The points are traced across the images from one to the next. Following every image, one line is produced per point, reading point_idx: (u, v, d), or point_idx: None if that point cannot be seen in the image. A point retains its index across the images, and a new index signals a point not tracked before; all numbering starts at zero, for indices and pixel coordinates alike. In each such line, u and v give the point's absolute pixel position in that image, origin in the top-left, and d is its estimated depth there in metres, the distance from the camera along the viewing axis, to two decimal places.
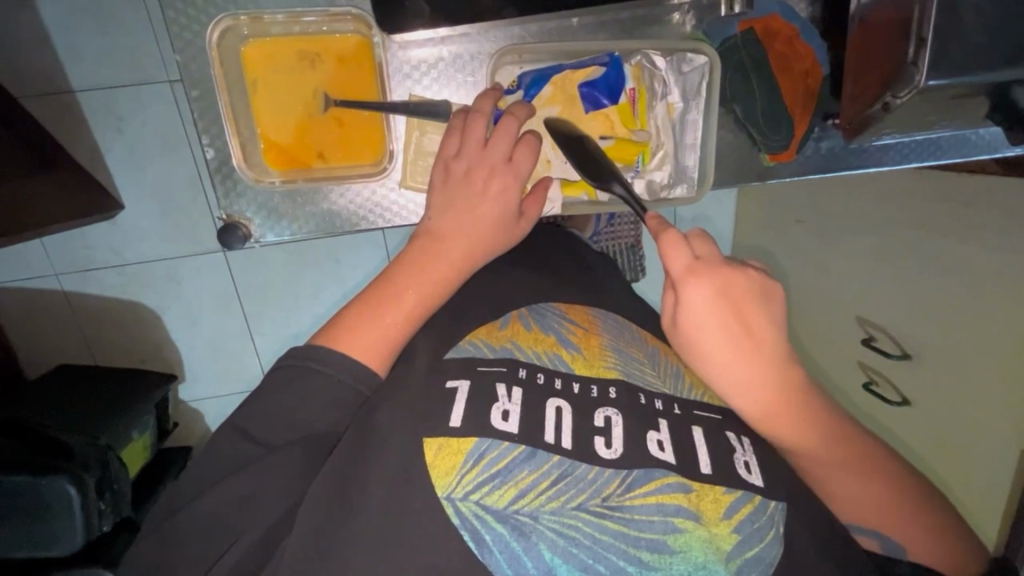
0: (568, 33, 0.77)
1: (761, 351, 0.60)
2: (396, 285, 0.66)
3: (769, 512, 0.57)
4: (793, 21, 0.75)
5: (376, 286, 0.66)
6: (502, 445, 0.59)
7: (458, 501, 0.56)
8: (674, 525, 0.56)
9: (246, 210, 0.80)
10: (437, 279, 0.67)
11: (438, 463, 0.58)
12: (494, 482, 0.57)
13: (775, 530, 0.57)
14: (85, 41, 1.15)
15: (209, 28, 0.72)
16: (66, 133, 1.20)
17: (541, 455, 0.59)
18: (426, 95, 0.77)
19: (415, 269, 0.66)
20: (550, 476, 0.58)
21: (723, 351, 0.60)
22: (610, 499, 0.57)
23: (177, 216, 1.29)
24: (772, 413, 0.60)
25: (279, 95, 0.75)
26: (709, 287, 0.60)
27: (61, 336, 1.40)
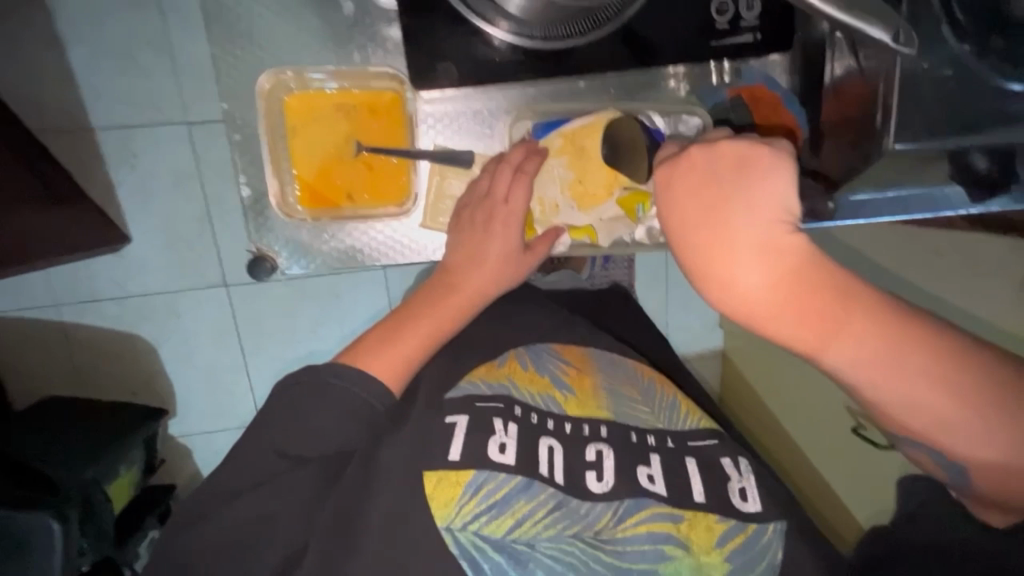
0: (577, 93, 0.82)
1: (757, 240, 0.49)
2: (412, 316, 0.70)
3: (764, 542, 0.60)
4: (777, 89, 0.81)
5: (397, 318, 0.70)
6: (500, 476, 0.61)
7: (458, 531, 0.59)
8: (664, 552, 0.58)
9: (275, 244, 0.84)
10: (454, 311, 0.71)
11: (439, 494, 0.60)
12: (491, 513, 0.60)
13: (769, 561, 0.59)
14: (109, 85, 1.22)
15: (262, 77, 0.77)
16: (81, 168, 1.25)
17: (536, 487, 0.61)
18: (447, 143, 0.83)
19: (432, 303, 0.71)
20: (545, 506, 0.60)
21: (730, 264, 0.50)
22: (603, 532, 0.59)
23: (181, 249, 1.33)
24: (791, 321, 0.49)
25: (315, 143, 0.81)
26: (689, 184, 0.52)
27: (51, 366, 1.40)
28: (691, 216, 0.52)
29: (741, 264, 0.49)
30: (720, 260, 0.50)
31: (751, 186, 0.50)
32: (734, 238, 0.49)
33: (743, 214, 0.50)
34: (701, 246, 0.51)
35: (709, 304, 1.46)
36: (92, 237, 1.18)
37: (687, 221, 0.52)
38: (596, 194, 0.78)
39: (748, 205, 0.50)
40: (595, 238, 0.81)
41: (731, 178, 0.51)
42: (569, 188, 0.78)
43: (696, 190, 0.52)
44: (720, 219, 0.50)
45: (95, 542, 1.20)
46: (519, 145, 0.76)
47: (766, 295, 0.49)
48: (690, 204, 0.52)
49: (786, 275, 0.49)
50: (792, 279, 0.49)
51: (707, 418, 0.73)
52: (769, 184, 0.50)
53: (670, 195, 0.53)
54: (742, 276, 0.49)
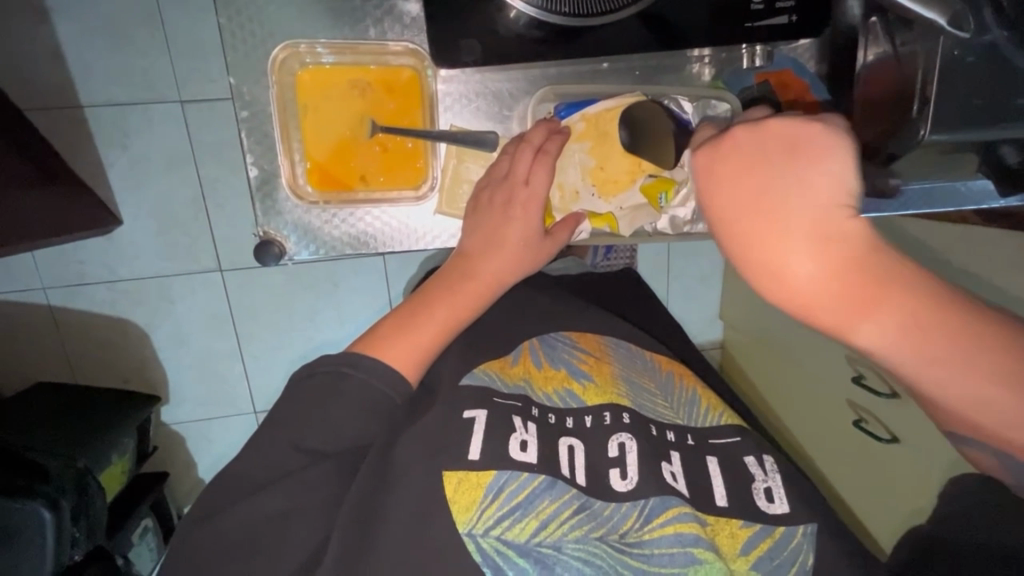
0: (600, 76, 0.80)
1: (815, 225, 0.43)
2: (427, 302, 0.66)
3: (794, 545, 0.57)
4: (804, 74, 0.77)
5: (411, 305, 0.66)
6: (522, 477, 0.59)
7: (479, 537, 0.56)
8: (694, 557, 0.55)
9: (283, 228, 0.80)
10: (469, 299, 0.67)
11: (458, 497, 0.58)
12: (514, 515, 0.58)
13: (800, 565, 0.56)
14: (99, 59, 1.16)
15: (281, 47, 0.73)
16: (70, 147, 1.20)
17: (561, 485, 0.59)
18: (464, 124, 0.79)
19: (446, 289, 0.67)
20: (570, 507, 0.58)
21: (781, 253, 0.43)
22: (628, 535, 0.57)
23: (175, 233, 1.29)
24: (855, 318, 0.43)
25: (329, 121, 0.77)
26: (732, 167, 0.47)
27: (39, 352, 1.35)
28: (735, 203, 0.46)
29: (795, 252, 0.43)
30: (769, 248, 0.44)
31: (803, 167, 0.45)
32: (791, 224, 0.43)
33: (800, 199, 0.44)
34: (745, 234, 0.45)
35: (713, 297, 1.44)
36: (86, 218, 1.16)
37: (734, 208, 0.46)
38: (618, 179, 0.76)
39: (803, 188, 0.44)
40: (616, 228, 0.78)
41: (783, 159, 0.45)
42: (591, 174, 0.76)
43: (742, 174, 0.46)
44: (770, 204, 0.44)
45: (88, 532, 1.16)
46: (541, 124, 0.73)
47: (823, 288, 0.43)
48: (739, 187, 0.46)
49: (852, 266, 0.42)
50: (858, 271, 0.42)
51: (731, 414, 0.71)
52: (823, 166, 0.45)
53: (718, 176, 0.47)
54: (794, 266, 0.43)
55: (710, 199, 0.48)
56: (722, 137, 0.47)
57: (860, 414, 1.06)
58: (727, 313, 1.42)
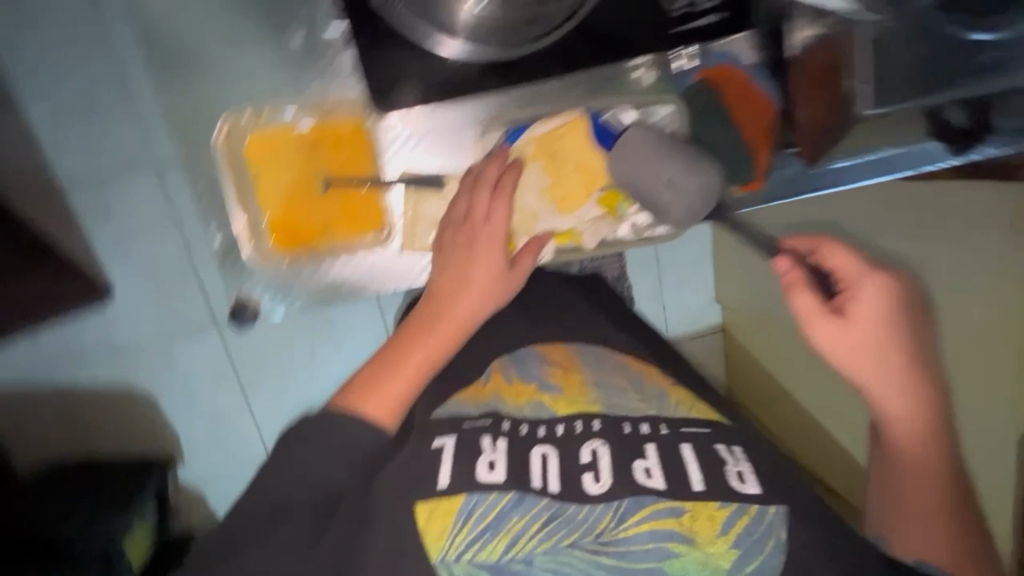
0: (541, 98, 0.80)
1: (906, 357, 0.65)
2: (398, 348, 0.68)
3: (768, 520, 0.54)
4: (741, 66, 0.80)
5: (385, 356, 0.68)
6: (488, 498, 0.57)
7: (453, 563, 0.54)
8: (669, 551, 0.53)
9: (256, 288, 0.84)
10: (439, 342, 0.68)
11: (429, 527, 0.56)
12: (484, 537, 0.55)
13: (776, 538, 0.53)
14: (73, 136, 1.16)
15: (221, 124, 0.76)
16: (55, 226, 1.20)
17: (529, 499, 0.57)
18: (422, 168, 0.80)
19: (418, 333, 0.68)
20: (540, 519, 0.55)
21: (878, 359, 0.66)
22: (603, 535, 0.54)
23: (170, 297, 1.29)
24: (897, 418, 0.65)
25: (282, 184, 0.79)
26: (885, 294, 0.66)
27: (52, 432, 1.35)
28: (874, 314, 0.66)
29: (896, 364, 0.65)
30: (876, 350, 0.66)
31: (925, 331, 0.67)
32: (894, 345, 0.65)
33: (909, 335, 0.66)
34: (874, 339, 0.66)
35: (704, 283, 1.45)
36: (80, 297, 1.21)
37: (872, 320, 0.66)
38: (574, 194, 0.77)
39: (913, 332, 0.66)
40: (581, 242, 0.79)
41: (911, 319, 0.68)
42: (546, 194, 0.77)
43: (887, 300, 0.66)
44: (893, 331, 0.66)
45: None
46: (492, 159, 0.75)
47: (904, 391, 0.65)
48: (881, 308, 0.66)
49: (913, 394, 0.65)
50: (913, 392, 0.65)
51: (702, 406, 0.70)
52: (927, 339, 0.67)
53: (859, 297, 0.67)
54: (893, 371, 0.65)
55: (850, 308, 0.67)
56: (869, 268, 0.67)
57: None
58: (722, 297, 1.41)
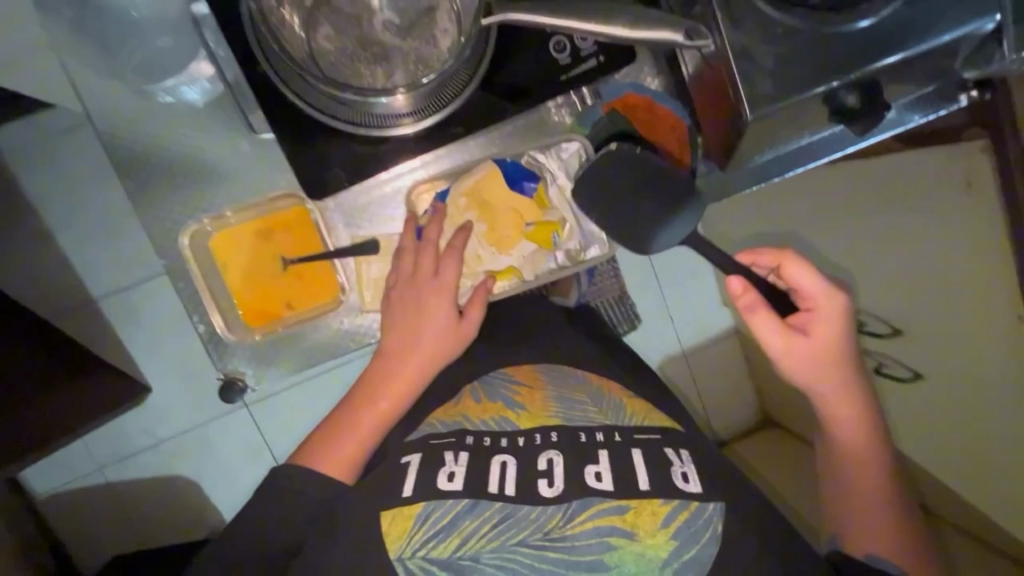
0: (468, 153, 0.89)
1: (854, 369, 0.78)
2: (358, 404, 0.74)
3: (707, 515, 0.57)
4: (645, 92, 0.86)
5: (344, 415, 0.74)
6: (445, 502, 0.58)
7: (406, 560, 0.56)
8: (610, 544, 0.54)
9: (243, 364, 0.92)
10: (391, 397, 0.74)
11: (390, 529, 0.58)
12: (438, 536, 0.57)
13: (713, 531, 0.56)
14: (98, 257, 1.32)
15: (183, 233, 0.87)
16: (89, 337, 1.33)
17: (483, 503, 0.58)
18: (366, 234, 0.90)
19: (374, 389, 0.74)
20: (491, 522, 0.57)
21: (835, 369, 0.78)
22: (552, 531, 0.56)
23: (196, 386, 1.39)
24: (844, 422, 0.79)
25: (245, 272, 0.89)
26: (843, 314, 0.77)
27: (104, 530, 1.43)
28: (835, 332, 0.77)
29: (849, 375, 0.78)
30: (833, 364, 0.78)
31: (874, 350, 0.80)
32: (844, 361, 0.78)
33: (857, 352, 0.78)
34: (833, 352, 0.77)
35: None
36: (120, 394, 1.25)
37: (828, 338, 0.77)
38: (508, 235, 0.83)
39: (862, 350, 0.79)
40: (522, 277, 0.85)
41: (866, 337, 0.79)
42: (483, 237, 0.84)
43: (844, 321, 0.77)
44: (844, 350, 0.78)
45: None
46: (433, 217, 0.81)
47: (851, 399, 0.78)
48: (834, 329, 0.77)
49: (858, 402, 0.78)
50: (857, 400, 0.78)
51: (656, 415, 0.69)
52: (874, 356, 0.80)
53: (819, 318, 0.77)
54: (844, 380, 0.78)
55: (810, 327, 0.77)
56: (830, 289, 0.76)
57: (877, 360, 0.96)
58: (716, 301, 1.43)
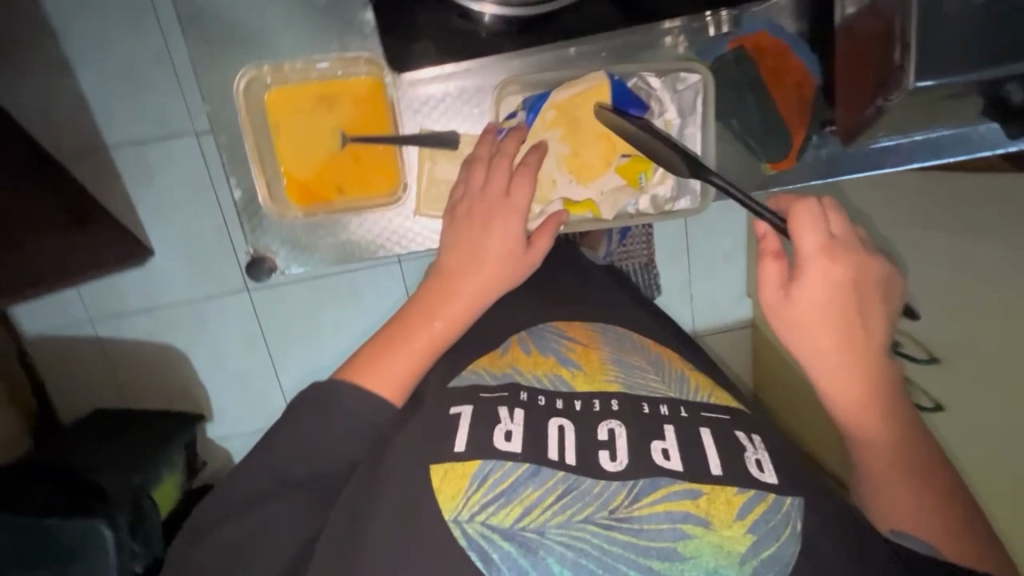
0: (567, 62, 0.78)
1: (871, 342, 0.64)
2: (410, 320, 0.66)
3: (785, 510, 0.54)
4: (782, 36, 0.75)
5: (395, 329, 0.66)
6: (506, 465, 0.57)
7: (465, 523, 0.54)
8: (683, 532, 0.53)
9: (272, 244, 0.84)
10: (453, 316, 0.66)
11: (445, 487, 0.56)
12: (499, 501, 0.55)
13: (792, 527, 0.53)
14: (117, 100, 1.19)
15: (237, 76, 0.76)
16: (98, 185, 1.23)
17: (545, 471, 0.57)
18: (438, 128, 0.79)
19: (431, 306, 0.67)
20: (555, 491, 0.55)
21: (821, 330, 0.63)
22: (618, 511, 0.54)
23: (203, 259, 1.31)
24: (854, 404, 0.63)
25: (300, 138, 0.78)
26: (832, 265, 0.63)
27: (89, 383, 1.40)
28: (813, 288, 0.63)
29: (829, 336, 0.63)
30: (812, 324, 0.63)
31: (875, 307, 0.64)
32: (858, 335, 0.63)
33: (875, 322, 0.64)
34: (810, 313, 0.63)
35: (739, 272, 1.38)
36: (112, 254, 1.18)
37: (833, 310, 0.62)
38: (592, 164, 0.74)
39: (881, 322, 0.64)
40: (598, 213, 0.77)
41: (862, 291, 0.64)
42: (565, 161, 0.75)
43: (829, 273, 0.63)
44: (833, 310, 0.63)
45: (147, 546, 1.20)
46: (509, 134, 0.72)
47: (840, 361, 0.63)
48: (844, 297, 0.63)
49: (874, 380, 0.63)
50: (871, 380, 0.63)
51: (721, 393, 0.67)
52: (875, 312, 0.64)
53: (807, 275, 0.63)
54: (824, 342, 0.63)
55: (810, 292, 0.63)
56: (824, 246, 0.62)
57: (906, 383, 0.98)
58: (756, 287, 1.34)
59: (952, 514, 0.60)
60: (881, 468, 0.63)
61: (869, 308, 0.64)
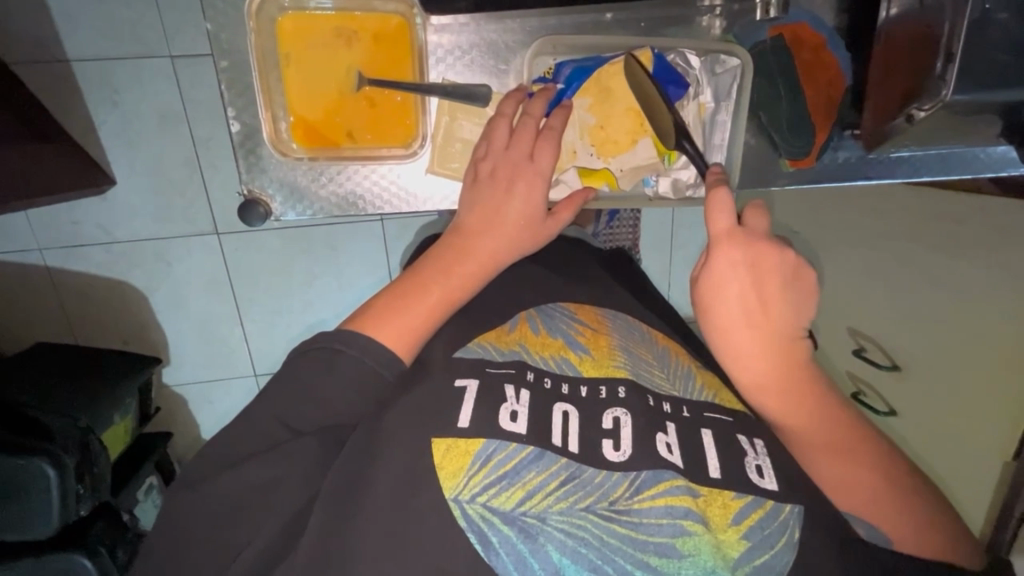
0: (603, 29, 0.74)
1: (781, 336, 0.59)
2: (421, 277, 0.64)
3: (782, 518, 0.55)
4: (822, 30, 0.73)
5: (405, 283, 0.64)
6: (510, 447, 0.58)
7: (465, 504, 0.54)
8: (683, 529, 0.53)
9: (269, 186, 0.77)
10: (467, 279, 0.64)
11: (446, 465, 0.56)
12: (500, 484, 0.56)
13: (789, 536, 0.54)
14: (83, 8, 1.07)
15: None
16: (57, 101, 1.12)
17: (549, 456, 0.57)
18: (461, 80, 0.75)
19: (446, 265, 0.64)
20: (558, 478, 0.56)
21: (738, 323, 0.58)
22: (617, 503, 0.55)
23: (169, 195, 1.21)
24: (777, 399, 0.60)
25: (314, 73, 0.73)
26: (743, 254, 0.58)
27: (36, 316, 1.30)
28: (722, 278, 0.58)
29: (741, 332, 0.59)
30: (727, 316, 0.59)
31: (793, 295, 0.59)
32: (770, 327, 0.58)
33: (783, 314, 0.58)
34: (725, 307, 0.58)
35: None
36: (69, 177, 1.08)
37: (740, 300, 0.58)
38: (618, 140, 0.72)
39: (791, 313, 0.59)
40: (616, 186, 0.75)
41: (774, 281, 0.58)
42: (591, 132, 0.73)
43: (736, 264, 0.58)
44: (748, 304, 0.58)
45: (94, 491, 1.12)
46: (537, 97, 0.69)
47: (761, 355, 0.59)
48: (753, 290, 0.58)
49: (790, 371, 0.59)
50: (783, 372, 0.59)
51: (727, 394, 0.68)
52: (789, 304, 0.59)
53: (714, 265, 0.59)
54: (738, 337, 0.59)
55: (718, 284, 0.59)
56: (733, 231, 0.58)
57: (860, 387, 1.16)
58: None
59: (894, 501, 0.56)
60: (825, 462, 0.59)
61: (784, 299, 0.59)
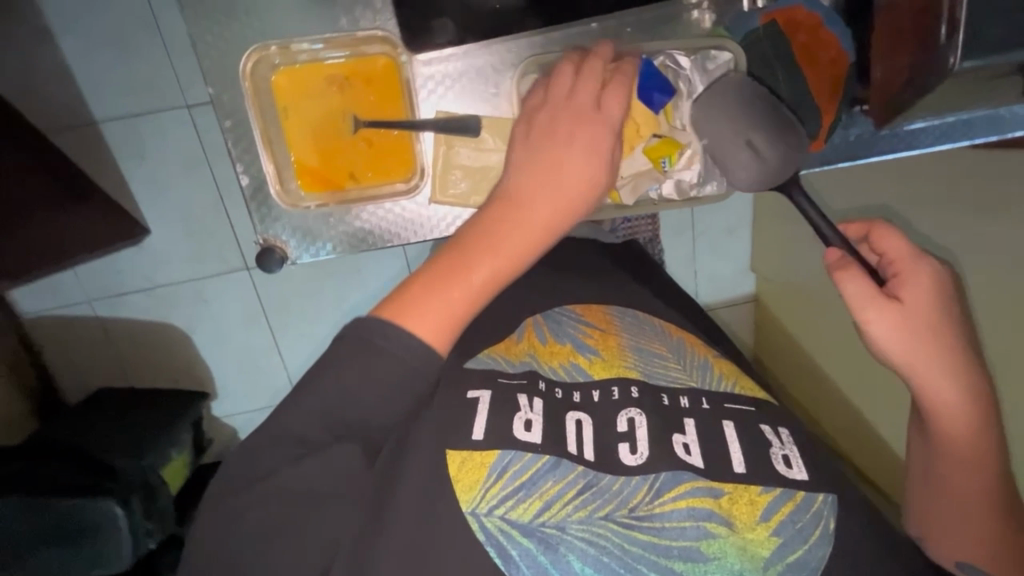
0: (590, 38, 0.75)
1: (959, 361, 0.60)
2: (474, 246, 0.58)
3: (815, 510, 0.55)
4: (818, 7, 0.72)
5: (448, 260, 0.57)
6: (525, 457, 0.58)
7: (483, 516, 0.56)
8: (706, 531, 0.54)
9: (282, 233, 0.80)
10: (528, 241, 0.59)
11: (462, 477, 0.58)
12: (518, 495, 0.57)
13: (823, 530, 0.54)
14: (105, 70, 1.13)
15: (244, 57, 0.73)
16: (90, 161, 1.18)
17: (565, 464, 0.58)
18: (454, 109, 0.76)
19: (501, 231, 0.58)
20: (575, 487, 0.57)
21: (921, 348, 0.60)
22: (637, 509, 0.55)
23: (201, 238, 1.27)
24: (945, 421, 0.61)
25: (312, 124, 0.76)
26: (930, 280, 0.61)
27: (93, 363, 1.38)
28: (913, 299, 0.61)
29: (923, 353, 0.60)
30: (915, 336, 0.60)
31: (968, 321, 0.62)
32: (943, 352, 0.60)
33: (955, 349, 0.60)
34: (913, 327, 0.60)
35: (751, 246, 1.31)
36: None
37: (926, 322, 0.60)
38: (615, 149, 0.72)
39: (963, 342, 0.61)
40: (619, 199, 0.75)
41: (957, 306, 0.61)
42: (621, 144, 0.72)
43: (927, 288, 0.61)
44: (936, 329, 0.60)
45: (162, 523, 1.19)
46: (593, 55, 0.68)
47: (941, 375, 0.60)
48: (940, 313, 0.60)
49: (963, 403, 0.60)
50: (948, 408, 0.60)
51: (745, 382, 0.67)
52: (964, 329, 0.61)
53: (906, 286, 0.61)
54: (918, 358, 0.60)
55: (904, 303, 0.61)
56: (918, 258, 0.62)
57: None
58: (758, 264, 1.30)
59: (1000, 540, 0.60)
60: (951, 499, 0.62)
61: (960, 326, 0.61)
